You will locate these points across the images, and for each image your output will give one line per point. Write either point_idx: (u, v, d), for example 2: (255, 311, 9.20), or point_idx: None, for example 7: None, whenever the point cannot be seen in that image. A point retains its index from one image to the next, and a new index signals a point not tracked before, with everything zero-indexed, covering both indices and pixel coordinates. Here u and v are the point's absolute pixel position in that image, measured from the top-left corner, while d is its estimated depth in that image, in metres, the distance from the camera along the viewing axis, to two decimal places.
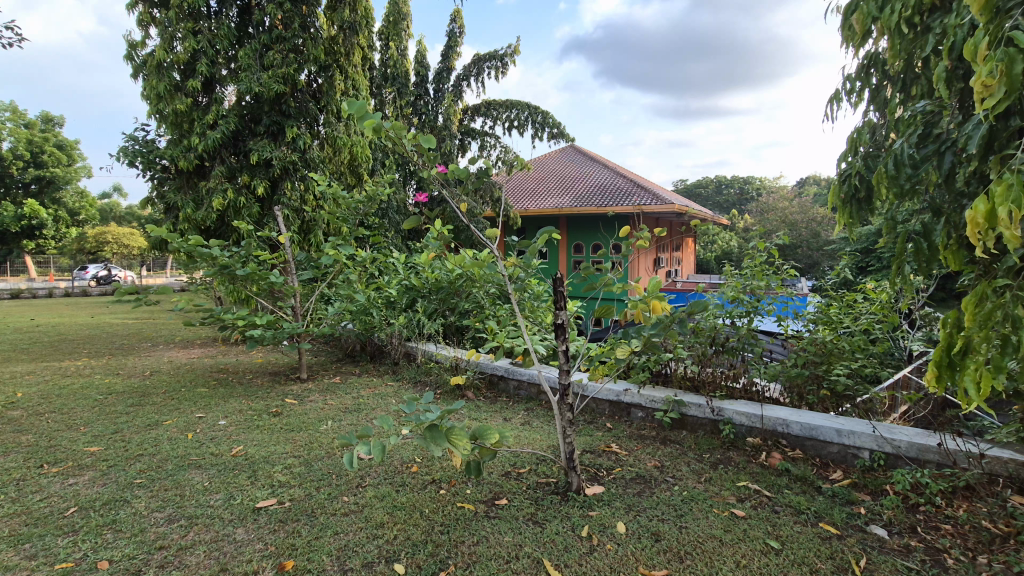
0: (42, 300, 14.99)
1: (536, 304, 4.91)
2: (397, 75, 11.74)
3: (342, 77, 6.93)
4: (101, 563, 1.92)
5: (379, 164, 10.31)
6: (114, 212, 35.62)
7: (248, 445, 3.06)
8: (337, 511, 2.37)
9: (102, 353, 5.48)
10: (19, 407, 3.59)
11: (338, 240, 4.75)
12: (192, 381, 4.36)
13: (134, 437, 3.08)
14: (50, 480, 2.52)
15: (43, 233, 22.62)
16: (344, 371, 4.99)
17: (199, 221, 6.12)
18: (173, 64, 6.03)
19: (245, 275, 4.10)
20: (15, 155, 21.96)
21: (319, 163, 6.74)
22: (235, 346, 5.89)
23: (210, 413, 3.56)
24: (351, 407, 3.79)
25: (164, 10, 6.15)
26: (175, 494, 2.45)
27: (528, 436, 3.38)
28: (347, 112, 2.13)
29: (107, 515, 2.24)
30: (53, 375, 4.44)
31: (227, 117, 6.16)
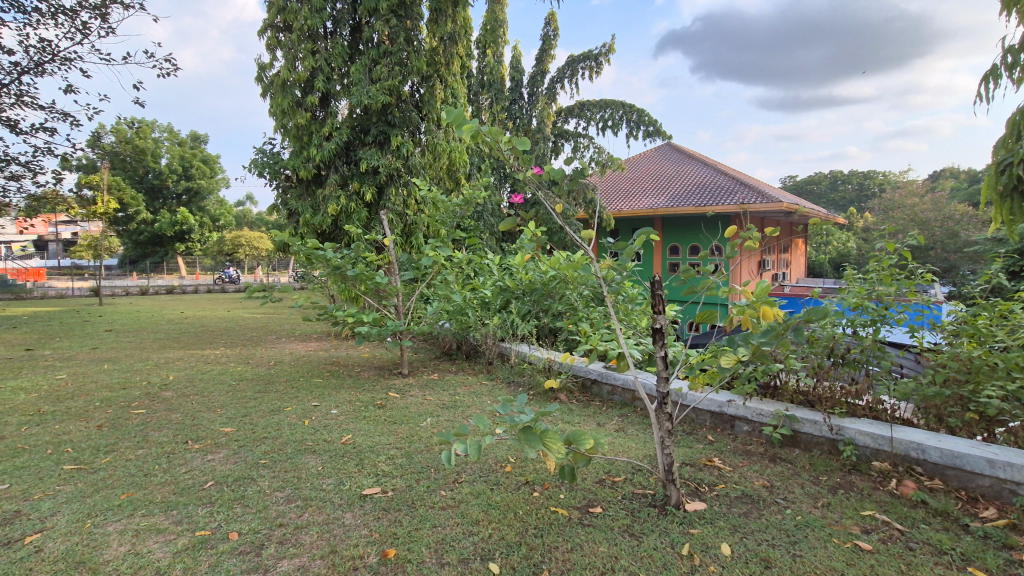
0: (189, 296, 17.21)
1: (630, 307, 4.77)
2: (493, 82, 12.05)
3: (442, 86, 7.21)
4: (232, 534, 2.12)
5: (475, 168, 10.60)
6: (247, 218, 40.01)
7: (356, 434, 3.25)
8: (435, 504, 2.45)
9: (236, 344, 6.17)
10: (171, 388, 4.12)
11: (437, 241, 4.92)
12: (309, 372, 4.75)
13: (261, 420, 3.42)
14: (194, 455, 2.86)
15: (191, 237, 26.03)
16: (442, 369, 5.18)
17: (316, 225, 6.67)
18: (295, 83, 6.62)
19: (354, 275, 4.40)
20: (170, 169, 25.45)
21: (420, 169, 7.06)
22: (345, 341, 6.36)
23: (324, 402, 3.85)
24: (448, 403, 3.92)
25: (288, 33, 6.76)
26: (293, 476, 2.66)
27: (623, 443, 3.27)
28: (446, 120, 2.19)
29: (238, 490, 2.48)
30: (197, 362, 5.05)
31: (340, 129, 6.66)
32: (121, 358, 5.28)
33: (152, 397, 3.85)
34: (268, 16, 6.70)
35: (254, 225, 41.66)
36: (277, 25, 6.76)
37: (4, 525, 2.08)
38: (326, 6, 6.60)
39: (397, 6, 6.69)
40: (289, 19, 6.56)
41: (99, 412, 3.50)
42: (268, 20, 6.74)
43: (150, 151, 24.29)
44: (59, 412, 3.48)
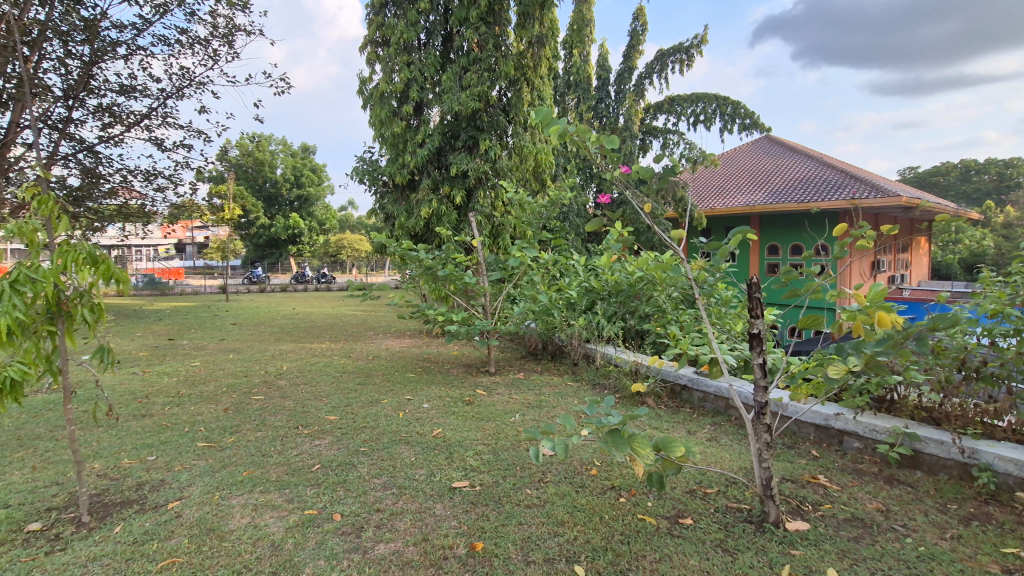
0: (300, 294, 18.79)
1: (724, 311, 4.53)
2: (580, 81, 12.00)
3: (530, 88, 7.28)
4: (335, 516, 2.29)
5: (562, 169, 10.60)
6: (348, 222, 42.87)
7: (446, 428, 3.38)
8: (522, 502, 2.48)
9: (339, 339, 6.65)
10: (285, 377, 4.54)
11: (524, 242, 4.97)
12: (403, 367, 5.01)
13: (361, 411, 3.66)
14: (304, 439, 3.12)
15: (300, 240, 28.38)
16: (527, 368, 5.23)
17: (410, 228, 7.02)
18: (391, 94, 7.00)
19: (445, 275, 4.58)
20: (284, 178, 27.96)
21: (507, 172, 7.19)
22: (436, 338, 6.63)
23: (416, 396, 4.04)
24: (534, 403, 3.96)
25: (385, 47, 7.17)
26: (389, 464, 2.82)
27: (715, 453, 3.11)
28: (533, 121, 2.22)
29: (341, 474, 2.68)
30: (306, 354, 5.52)
31: (433, 135, 6.96)
32: (243, 349, 5.89)
33: (269, 385, 4.26)
34: (368, 32, 7.15)
35: (354, 228, 44.56)
36: (376, 40, 7.18)
37: (153, 491, 2.40)
38: (420, 18, 6.92)
39: (486, 14, 6.86)
40: (387, 34, 6.96)
41: (227, 396, 3.94)
42: (369, 36, 7.19)
43: (267, 162, 26.82)
44: (195, 395, 3.96)
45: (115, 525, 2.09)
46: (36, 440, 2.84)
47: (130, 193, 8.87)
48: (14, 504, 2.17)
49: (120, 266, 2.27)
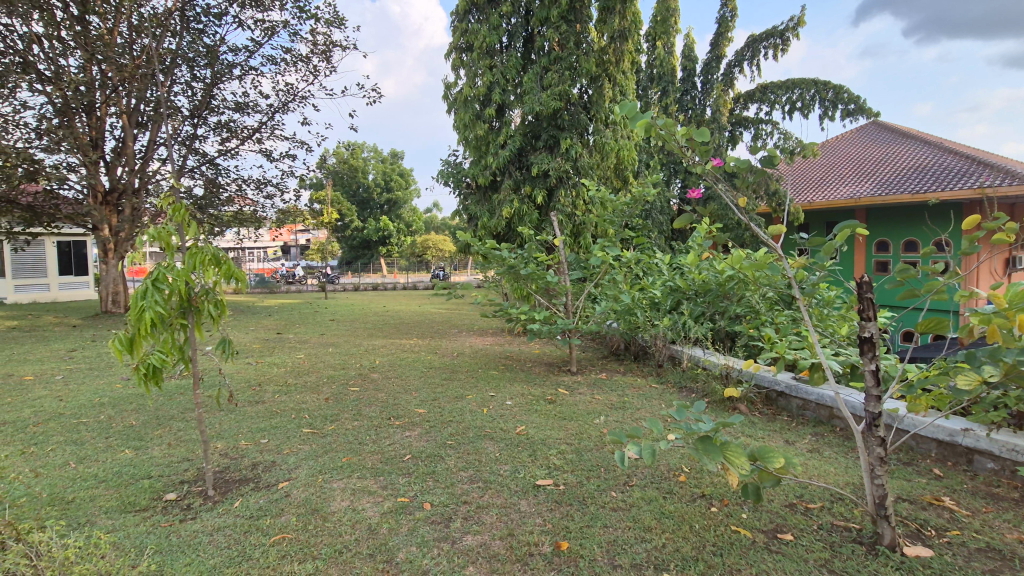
0: (390, 292, 19.75)
1: (827, 312, 4.18)
2: (663, 74, 11.61)
3: (611, 84, 7.16)
4: (426, 505, 2.38)
5: (644, 165, 10.32)
6: (433, 224, 44.48)
7: (529, 426, 3.40)
8: (607, 504, 2.44)
9: (426, 336, 6.91)
10: (378, 370, 4.81)
11: (606, 241, 4.89)
12: (487, 364, 5.12)
13: (448, 405, 3.78)
14: (396, 430, 3.27)
15: (390, 242, 29.87)
16: (610, 369, 5.14)
17: (492, 228, 7.15)
18: (475, 98, 7.17)
19: (527, 274, 4.62)
20: (375, 183, 29.57)
21: (589, 170, 7.12)
22: (518, 336, 6.71)
23: (500, 393, 4.11)
24: (617, 404, 3.88)
25: (468, 52, 7.35)
26: (475, 458, 2.89)
27: (818, 466, 2.88)
28: (619, 115, 2.14)
29: (430, 465, 2.79)
30: (396, 350, 5.79)
31: (514, 136, 7.04)
32: (341, 343, 6.30)
33: (364, 378, 4.52)
34: (453, 39, 7.37)
35: (438, 229, 46.18)
36: (461, 46, 7.37)
37: (266, 471, 2.63)
38: (502, 22, 7.02)
39: (567, 12, 6.83)
40: (470, 39, 7.13)
41: (328, 387, 4.23)
42: (453, 43, 7.41)
43: (361, 168, 28.51)
44: (300, 384, 4.29)
45: (235, 500, 2.31)
46: (172, 420, 3.21)
47: (243, 201, 9.80)
48: (155, 475, 2.47)
49: (239, 266, 2.49)
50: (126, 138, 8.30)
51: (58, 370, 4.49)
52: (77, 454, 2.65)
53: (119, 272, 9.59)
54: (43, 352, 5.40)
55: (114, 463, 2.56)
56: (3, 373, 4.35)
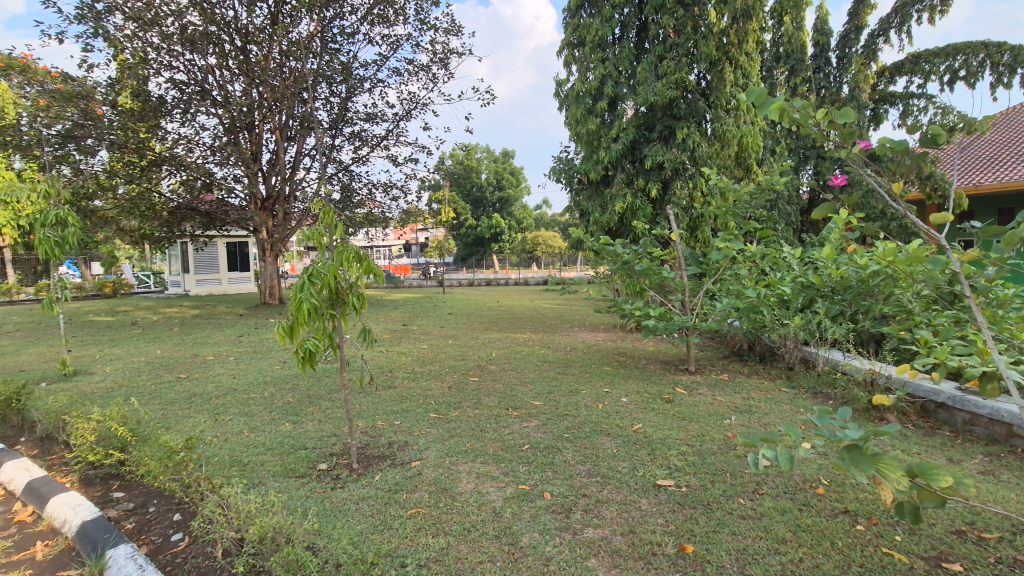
0: (504, 287, 20.38)
1: (1001, 314, 3.57)
2: (792, 52, 10.66)
3: (732, 68, 6.71)
4: (546, 494, 2.44)
5: (770, 152, 9.55)
6: (542, 221, 45.00)
7: (647, 424, 3.33)
8: (734, 511, 2.31)
9: (538, 330, 7.04)
10: (495, 362, 4.99)
11: (728, 234, 4.58)
12: (600, 360, 5.09)
13: (563, 399, 3.82)
14: (514, 420, 3.38)
15: (501, 239, 30.78)
16: (732, 370, 4.84)
17: (605, 223, 7.05)
18: (587, 93, 7.13)
19: (642, 270, 4.49)
20: (488, 182, 30.48)
21: (707, 160, 6.74)
22: (631, 333, 6.58)
23: (615, 390, 4.06)
24: (741, 407, 3.64)
25: (581, 47, 7.30)
26: (592, 453, 2.89)
27: (993, 491, 2.48)
28: (747, 104, 1.60)
29: (548, 456, 2.84)
30: (511, 343, 5.96)
31: (627, 129, 6.87)
32: (460, 335, 6.62)
33: (482, 369, 4.72)
34: (565, 36, 7.38)
35: (550, 225, 46.48)
36: (573, 42, 7.37)
37: (401, 449, 2.86)
38: (615, 13, 6.89)
39: None
40: (583, 34, 7.09)
41: (450, 375, 4.48)
42: (565, 39, 7.42)
43: (473, 168, 29.61)
44: (426, 372, 4.59)
45: (375, 474, 2.54)
46: (321, 399, 3.62)
47: (372, 203, 10.66)
48: (310, 446, 2.79)
49: (378, 263, 2.73)
50: (278, 151, 9.43)
51: (231, 352, 5.25)
52: (250, 423, 3.09)
53: (273, 270, 10.94)
54: (221, 336, 6.34)
55: (277, 434, 2.95)
56: (193, 353, 5.19)
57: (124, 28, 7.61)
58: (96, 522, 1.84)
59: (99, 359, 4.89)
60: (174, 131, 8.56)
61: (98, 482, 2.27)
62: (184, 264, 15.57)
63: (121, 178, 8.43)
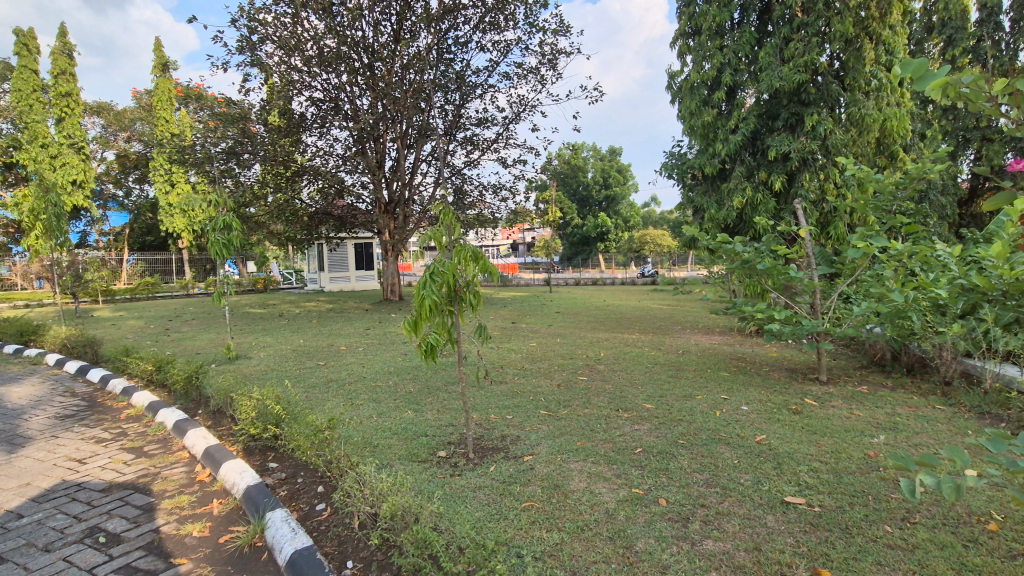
0: (612, 287, 20.03)
1: None
2: (949, 19, 9.28)
3: (873, 45, 5.99)
4: (661, 500, 2.36)
5: (920, 135, 8.41)
6: (650, 219, 43.56)
7: (772, 436, 3.09)
8: (879, 539, 2.06)
9: (648, 331, 6.84)
10: (603, 362, 4.93)
11: (867, 230, 4.07)
12: (717, 364, 4.82)
13: (677, 403, 3.67)
14: (625, 422, 3.31)
15: (608, 238, 30.27)
16: (872, 382, 4.31)
17: (721, 220, 6.70)
18: (702, 83, 6.77)
19: (764, 269, 4.16)
20: (595, 181, 30.03)
21: (842, 148, 6.08)
22: (750, 337, 6.14)
23: (734, 397, 3.82)
24: (885, 424, 3.24)
25: (696, 36, 6.96)
26: (711, 462, 2.75)
27: None
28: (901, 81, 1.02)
29: (662, 462, 2.75)
30: (619, 343, 5.85)
31: (747, 119, 6.42)
32: (567, 334, 6.63)
33: (591, 368, 4.69)
34: (679, 25, 7.06)
35: (658, 223, 44.79)
36: (687, 31, 7.05)
37: (513, 443, 2.93)
38: None
39: None
40: (698, 22, 6.75)
41: (559, 373, 4.51)
42: (679, 30, 7.11)
43: (580, 167, 29.41)
44: (535, 369, 4.67)
45: (490, 464, 2.64)
46: (438, 390, 3.83)
47: (483, 204, 11.06)
48: (430, 434, 2.97)
49: (492, 262, 2.80)
50: (399, 158, 10.11)
51: (359, 343, 5.73)
52: (377, 409, 3.36)
53: (393, 269, 11.77)
54: (351, 329, 6.97)
55: (402, 420, 3.17)
56: (328, 343, 5.76)
57: (274, 55, 8.63)
58: (257, 487, 2.11)
59: (255, 346, 5.60)
60: (313, 144, 9.52)
61: (257, 452, 2.61)
62: (319, 264, 17.31)
63: (271, 188, 9.48)
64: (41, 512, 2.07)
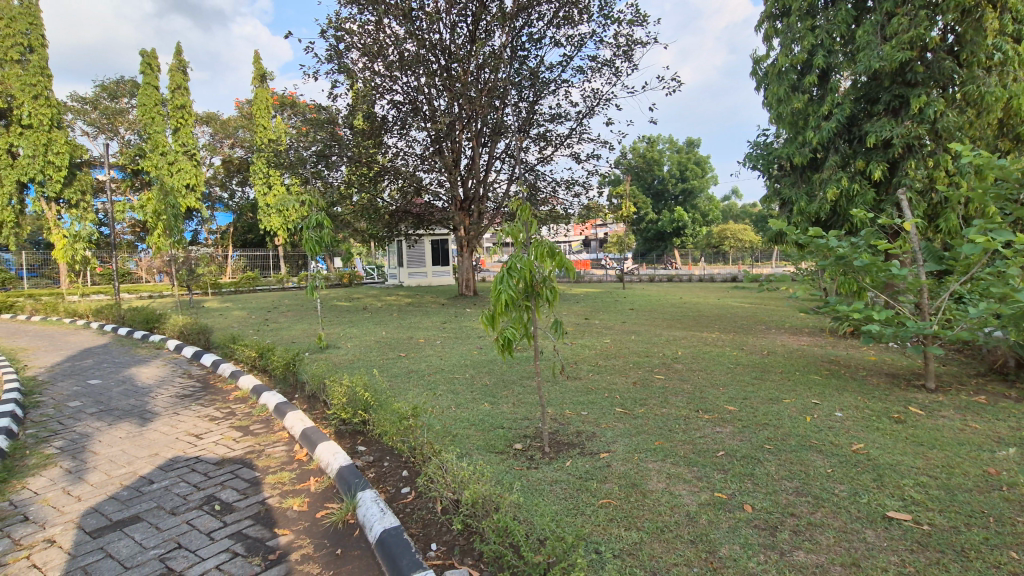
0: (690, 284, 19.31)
1: None
2: None
3: (996, 13, 5.32)
4: (746, 506, 2.26)
5: None
6: (731, 213, 41.59)
7: (871, 445, 2.86)
8: (1003, 565, 1.85)
9: (729, 330, 6.54)
10: (681, 361, 4.78)
11: (987, 221, 3.64)
12: (806, 366, 4.52)
13: (762, 406, 3.49)
14: (706, 424, 3.20)
15: (685, 233, 29.14)
16: (991, 392, 3.86)
17: (812, 213, 6.27)
18: (792, 67, 6.35)
19: (861, 266, 3.83)
20: (671, 174, 28.72)
21: (956, 132, 5.49)
22: (843, 338, 5.71)
23: (826, 402, 3.57)
24: (1008, 439, 2.89)
25: (785, 17, 6.52)
26: (801, 470, 2.59)
27: None
28: None
29: (747, 466, 2.63)
30: (698, 342, 5.64)
31: (843, 104, 5.95)
32: (643, 331, 6.49)
33: (668, 367, 4.57)
34: (765, 7, 6.66)
35: (739, 217, 42.53)
36: (775, 13, 6.63)
37: (589, 439, 2.92)
38: None
39: None
40: (787, 3, 6.33)
41: (634, 371, 4.44)
42: (765, 12, 6.70)
43: (655, 160, 28.51)
44: (610, 366, 4.61)
45: (566, 459, 2.65)
46: (513, 384, 3.89)
47: (555, 200, 11.05)
48: (507, 426, 3.02)
49: (570, 259, 2.73)
50: (474, 156, 10.32)
51: (436, 336, 5.92)
52: (455, 400, 3.46)
53: (468, 264, 12.08)
54: (429, 322, 7.21)
55: (479, 411, 3.25)
56: (409, 336, 6.00)
57: (358, 62, 9.09)
58: (349, 468, 2.25)
59: (342, 337, 5.95)
60: (394, 145, 9.94)
61: (347, 435, 2.78)
62: (399, 260, 18.08)
63: (355, 188, 10.02)
64: (168, 479, 2.33)
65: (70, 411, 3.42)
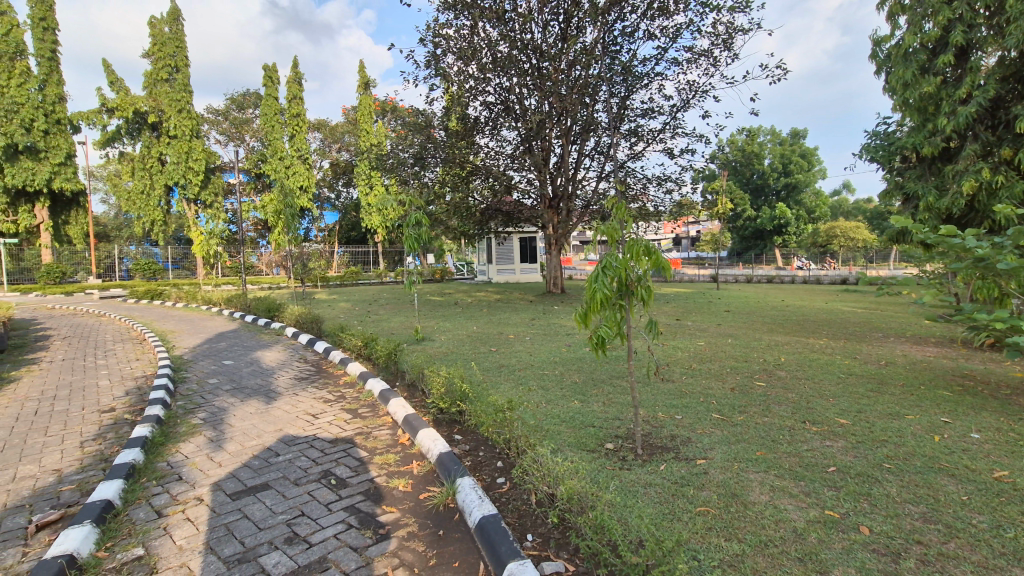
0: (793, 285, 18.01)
1: None
2: None
3: None
4: (862, 528, 2.08)
5: None
6: (842, 209, 38.19)
7: (1017, 474, 2.51)
8: None
9: (839, 336, 6.03)
10: (784, 368, 4.48)
11: None
12: (933, 380, 4.06)
13: (879, 421, 3.19)
14: (813, 436, 2.98)
15: (788, 231, 27.16)
16: None
17: (942, 209, 5.60)
18: (921, 46, 5.69)
19: (1007, 269, 3.31)
20: (772, 168, 26.97)
21: None
22: (979, 350, 5.05)
23: (959, 421, 3.19)
24: None
25: None
26: (928, 494, 2.33)
27: None
28: None
29: (863, 485, 2.42)
30: (804, 348, 5.25)
31: (986, 85, 5.24)
32: (741, 335, 6.17)
33: (770, 373, 4.30)
34: None
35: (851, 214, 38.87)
36: None
37: (684, 444, 2.83)
38: None
39: None
40: None
41: (732, 376, 4.23)
42: None
43: (754, 153, 26.83)
44: (705, 370, 4.44)
45: (660, 463, 2.58)
46: (604, 383, 3.85)
47: (646, 197, 10.73)
48: (598, 425, 3.01)
49: (666, 257, 2.68)
50: (563, 154, 10.31)
51: (526, 333, 6.01)
52: (546, 397, 3.50)
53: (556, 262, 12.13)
54: (519, 319, 7.34)
55: (570, 408, 3.27)
56: (499, 331, 6.14)
57: (454, 65, 9.42)
58: (449, 455, 2.36)
59: (437, 331, 6.21)
60: (485, 145, 10.19)
61: (445, 424, 2.91)
62: (489, 256, 18.53)
63: (449, 188, 10.41)
64: (291, 452, 2.58)
65: (209, 387, 3.89)
